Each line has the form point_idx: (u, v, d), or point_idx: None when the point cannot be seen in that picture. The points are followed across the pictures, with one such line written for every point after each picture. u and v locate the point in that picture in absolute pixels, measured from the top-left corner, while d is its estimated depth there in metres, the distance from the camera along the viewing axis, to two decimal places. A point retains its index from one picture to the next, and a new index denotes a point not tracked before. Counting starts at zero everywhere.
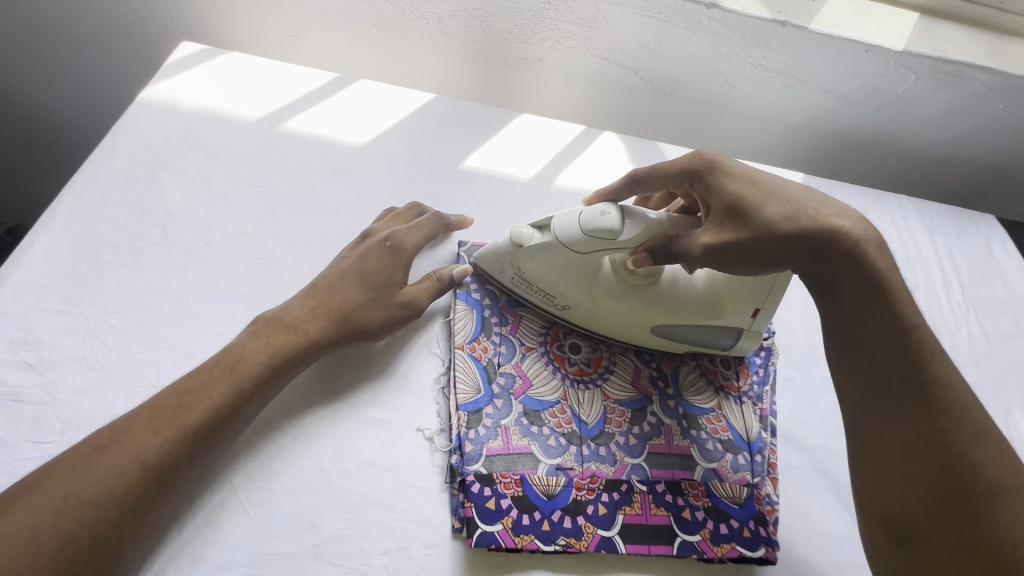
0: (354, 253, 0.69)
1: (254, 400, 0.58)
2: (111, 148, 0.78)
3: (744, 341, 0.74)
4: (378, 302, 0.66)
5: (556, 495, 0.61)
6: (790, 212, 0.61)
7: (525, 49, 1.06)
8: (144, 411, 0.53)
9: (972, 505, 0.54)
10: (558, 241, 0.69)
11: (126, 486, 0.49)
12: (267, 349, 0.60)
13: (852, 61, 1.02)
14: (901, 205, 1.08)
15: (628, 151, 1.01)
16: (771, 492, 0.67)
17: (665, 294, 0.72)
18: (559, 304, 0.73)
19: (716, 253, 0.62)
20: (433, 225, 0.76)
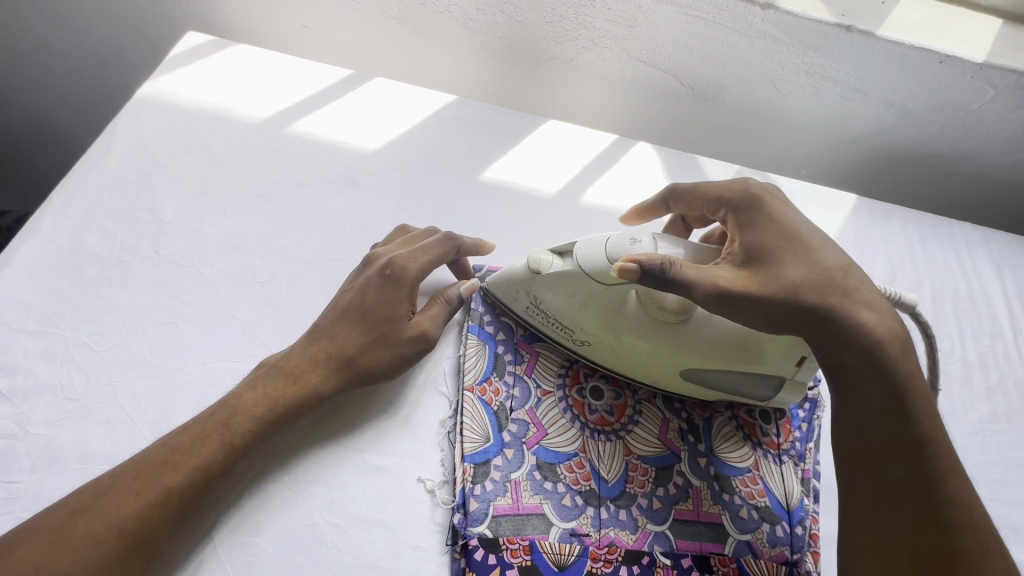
0: (356, 285, 0.63)
1: (246, 459, 0.53)
2: (105, 150, 0.73)
3: (785, 393, 0.66)
4: (383, 343, 0.60)
5: (569, 566, 0.55)
6: (822, 284, 0.55)
7: (555, 48, 0.97)
8: (127, 471, 0.49)
9: None
10: (581, 271, 0.61)
11: (105, 559, 0.45)
12: (262, 400, 0.55)
13: (922, 72, 0.91)
14: (965, 234, 0.97)
15: (664, 164, 0.92)
16: (812, 571, 0.59)
17: (699, 335, 0.63)
18: (578, 339, 0.66)
19: (727, 296, 0.55)
20: (441, 249, 0.66)
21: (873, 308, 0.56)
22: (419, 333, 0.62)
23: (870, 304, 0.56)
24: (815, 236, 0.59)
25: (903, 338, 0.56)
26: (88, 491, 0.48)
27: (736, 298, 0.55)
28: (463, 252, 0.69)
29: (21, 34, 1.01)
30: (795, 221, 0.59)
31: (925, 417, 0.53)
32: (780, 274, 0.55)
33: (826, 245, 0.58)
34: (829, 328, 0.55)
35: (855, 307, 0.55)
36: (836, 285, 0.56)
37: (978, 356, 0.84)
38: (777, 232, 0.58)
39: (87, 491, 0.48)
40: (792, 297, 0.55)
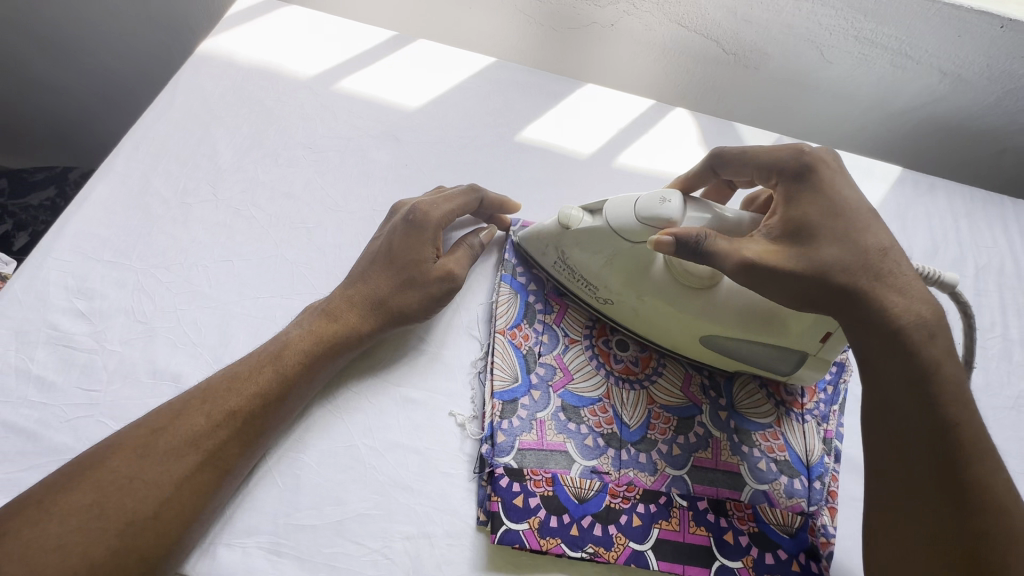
0: (383, 233, 0.68)
1: (296, 390, 0.58)
2: (169, 101, 0.78)
3: (807, 369, 0.65)
4: (410, 285, 0.64)
5: (588, 499, 0.58)
6: (854, 266, 0.54)
7: (596, 12, 0.97)
8: (194, 397, 0.54)
9: None
10: (608, 227, 0.63)
11: (185, 470, 0.50)
12: (306, 337, 0.59)
13: (981, 38, 0.87)
14: (1016, 211, 0.94)
15: (700, 128, 0.92)
16: (828, 524, 0.59)
17: (723, 300, 0.63)
18: (601, 298, 0.68)
19: (754, 269, 0.55)
20: (463, 192, 0.71)
21: (908, 291, 0.54)
22: (446, 274, 0.65)
23: (902, 288, 0.54)
24: (860, 214, 0.56)
25: (931, 324, 0.53)
26: (165, 412, 0.53)
27: (765, 273, 0.55)
28: (488, 206, 0.74)
29: None
30: (841, 198, 0.57)
31: (950, 399, 0.51)
32: (813, 253, 0.54)
33: (867, 226, 0.56)
34: (852, 311, 0.54)
35: (886, 291, 0.54)
36: (868, 268, 0.54)
37: (1021, 333, 0.81)
38: (820, 211, 0.56)
39: (164, 411, 0.53)
40: (819, 275, 0.54)
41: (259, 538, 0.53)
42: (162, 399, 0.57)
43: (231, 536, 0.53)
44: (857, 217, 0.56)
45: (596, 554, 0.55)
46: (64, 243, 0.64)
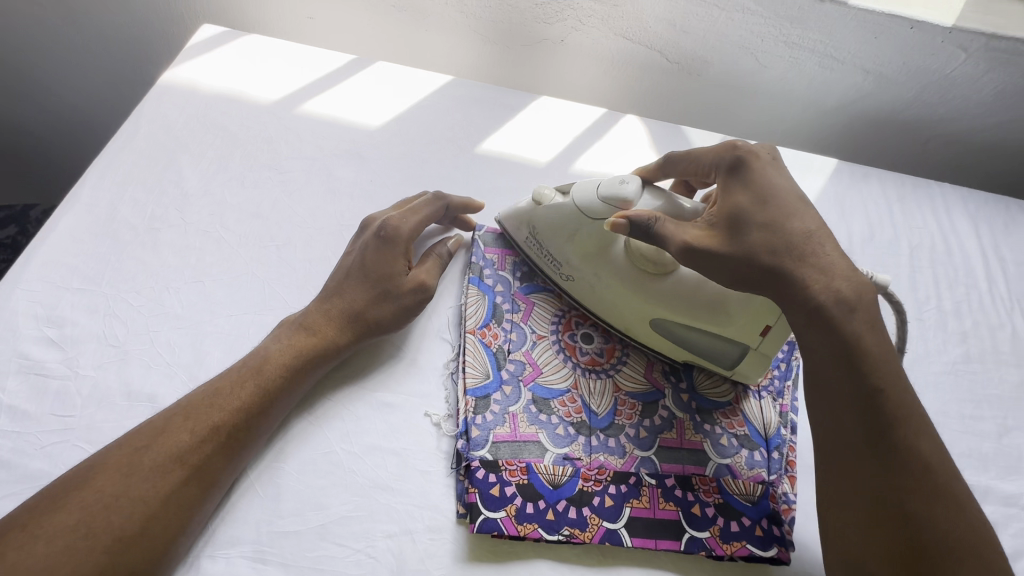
0: (356, 249, 0.70)
1: (278, 402, 0.59)
2: (133, 131, 0.80)
3: (746, 366, 0.68)
4: (385, 297, 0.66)
5: (562, 485, 0.60)
6: (779, 247, 0.59)
7: (546, 28, 1.03)
8: (176, 414, 0.55)
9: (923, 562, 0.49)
10: (574, 205, 0.70)
11: (171, 485, 0.51)
12: (288, 350, 0.61)
13: (895, 39, 0.95)
14: (943, 193, 1.02)
15: (650, 135, 0.97)
16: (788, 491, 0.63)
17: (677, 291, 0.67)
18: (563, 274, 0.73)
19: (694, 252, 0.61)
20: (427, 202, 0.74)
21: (830, 270, 0.59)
22: (419, 284, 0.68)
23: (825, 267, 0.59)
24: (784, 202, 0.62)
25: (855, 298, 0.58)
26: (146, 430, 0.53)
27: (702, 255, 0.60)
28: (453, 210, 0.77)
29: (50, 33, 1.09)
30: (771, 186, 0.63)
31: (874, 363, 0.56)
32: (742, 238, 0.60)
33: (794, 213, 0.62)
34: (778, 287, 0.60)
35: (804, 271, 0.59)
36: (791, 248, 0.60)
37: (953, 305, 0.88)
38: (751, 199, 0.62)
39: (146, 430, 0.53)
40: (747, 257, 0.60)
41: (242, 548, 0.54)
42: (140, 420, 0.58)
43: (214, 548, 0.54)
44: (784, 204, 0.62)
45: (572, 535, 0.58)
46: (33, 273, 0.65)
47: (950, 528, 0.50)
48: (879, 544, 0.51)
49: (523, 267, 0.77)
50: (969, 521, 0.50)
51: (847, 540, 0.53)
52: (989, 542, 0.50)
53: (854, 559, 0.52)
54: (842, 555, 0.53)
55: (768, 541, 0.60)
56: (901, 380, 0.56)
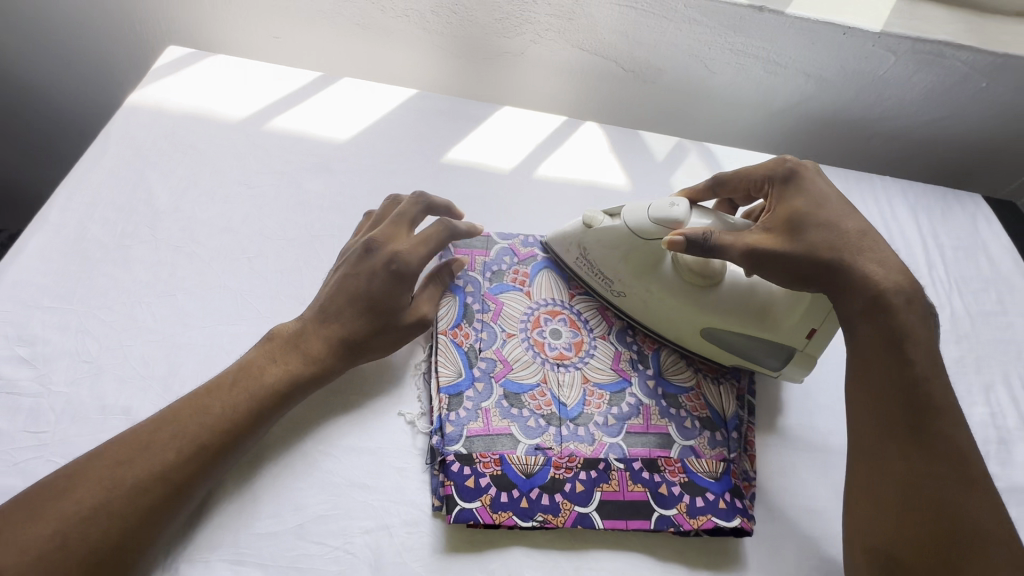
0: (360, 271, 0.67)
1: (268, 421, 0.60)
2: (101, 151, 0.81)
3: (794, 366, 0.73)
4: (386, 331, 0.66)
5: (534, 473, 0.63)
6: (837, 245, 0.65)
7: (506, 42, 1.07)
8: (157, 425, 0.55)
9: (950, 546, 0.54)
10: (625, 228, 0.72)
11: (149, 501, 0.52)
12: (283, 374, 0.61)
13: (830, 44, 1.02)
14: (884, 185, 1.09)
15: (610, 140, 1.02)
16: (748, 469, 0.68)
17: (724, 300, 0.71)
18: (616, 291, 0.76)
19: (759, 256, 0.65)
20: (434, 231, 0.71)
21: (884, 264, 0.64)
22: (419, 318, 0.69)
23: (880, 261, 0.64)
24: (837, 207, 0.68)
25: (908, 292, 0.63)
26: (129, 441, 0.54)
27: (767, 258, 0.65)
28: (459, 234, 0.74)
29: (11, 58, 1.09)
30: (823, 193, 0.68)
31: (919, 360, 0.60)
32: (803, 238, 0.65)
33: (847, 215, 0.67)
34: (838, 282, 0.64)
35: (864, 264, 0.64)
36: (847, 245, 0.65)
37: None
38: (807, 203, 0.67)
39: (129, 441, 0.54)
40: (808, 253, 0.64)
41: (221, 552, 0.56)
42: (115, 433, 0.59)
43: (192, 552, 0.55)
44: (837, 208, 0.67)
45: (546, 521, 0.60)
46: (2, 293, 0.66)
47: (977, 518, 0.55)
48: (906, 529, 0.56)
49: (493, 269, 0.78)
50: (994, 513, 0.56)
51: (875, 527, 0.57)
52: (1010, 532, 0.55)
53: (881, 543, 0.57)
54: (867, 540, 0.58)
55: (731, 513, 0.63)
56: (943, 379, 0.61)
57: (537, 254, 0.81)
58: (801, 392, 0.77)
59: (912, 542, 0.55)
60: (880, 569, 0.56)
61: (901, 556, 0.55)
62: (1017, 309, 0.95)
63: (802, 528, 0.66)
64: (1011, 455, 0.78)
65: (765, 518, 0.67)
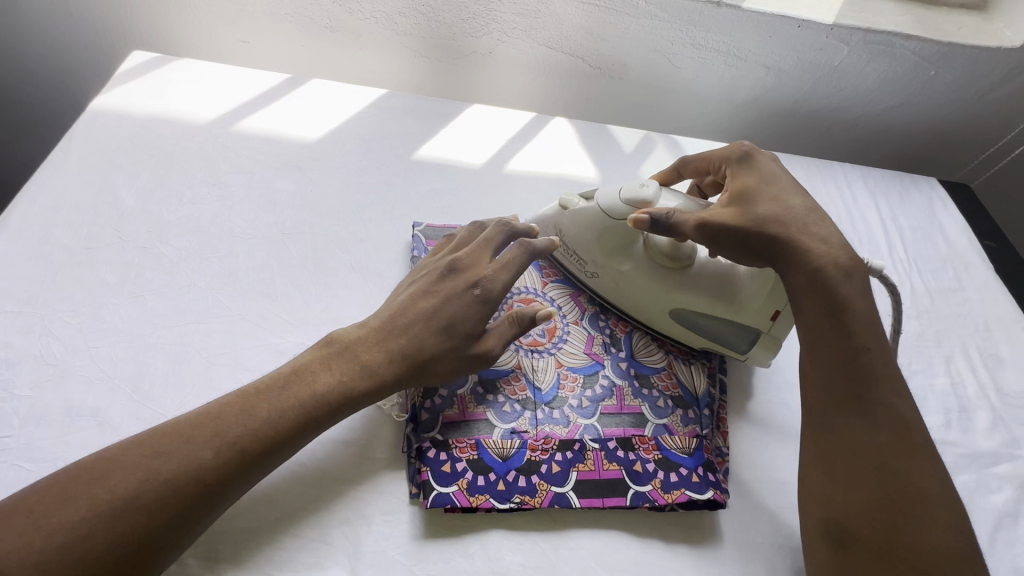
0: (439, 290, 0.64)
1: (314, 429, 0.57)
2: (64, 156, 0.80)
3: (760, 349, 0.74)
4: (452, 356, 0.62)
5: (511, 456, 0.63)
6: (785, 218, 0.67)
7: (474, 42, 1.09)
8: (201, 418, 0.52)
9: (898, 512, 0.56)
10: (599, 209, 0.75)
11: (181, 500, 0.49)
12: (335, 383, 0.58)
13: (786, 37, 1.06)
14: (844, 171, 1.13)
15: (579, 135, 1.04)
16: (721, 445, 0.70)
17: (693, 282, 0.74)
18: (589, 271, 0.78)
19: (712, 230, 0.67)
20: (516, 258, 0.68)
21: (829, 241, 0.66)
22: (485, 352, 0.64)
23: (825, 237, 0.66)
24: (785, 185, 0.70)
25: (850, 265, 0.65)
26: (172, 432, 0.51)
27: (719, 231, 0.67)
28: None
29: None
30: (773, 173, 0.71)
31: (860, 332, 0.62)
32: (753, 211, 0.67)
33: (796, 193, 0.70)
34: (785, 255, 0.66)
35: (809, 239, 0.66)
36: (793, 220, 0.67)
37: None
38: (757, 181, 0.70)
39: (171, 432, 0.51)
40: (758, 226, 0.66)
41: (196, 549, 0.55)
42: (82, 436, 0.58)
43: None
44: (786, 187, 0.70)
45: (523, 502, 0.61)
46: None
47: (922, 483, 0.57)
48: (860, 499, 0.57)
49: None
50: (938, 477, 0.58)
51: (832, 501, 0.59)
52: (954, 496, 0.58)
53: (838, 517, 0.58)
54: (825, 514, 0.59)
55: (706, 486, 0.65)
56: (884, 350, 0.63)
57: None
58: (768, 369, 0.80)
59: (866, 513, 0.57)
60: (834, 540, 0.58)
61: (857, 527, 0.57)
62: (973, 284, 0.99)
63: (774, 500, 0.68)
64: (972, 423, 0.81)
65: (738, 492, 0.68)
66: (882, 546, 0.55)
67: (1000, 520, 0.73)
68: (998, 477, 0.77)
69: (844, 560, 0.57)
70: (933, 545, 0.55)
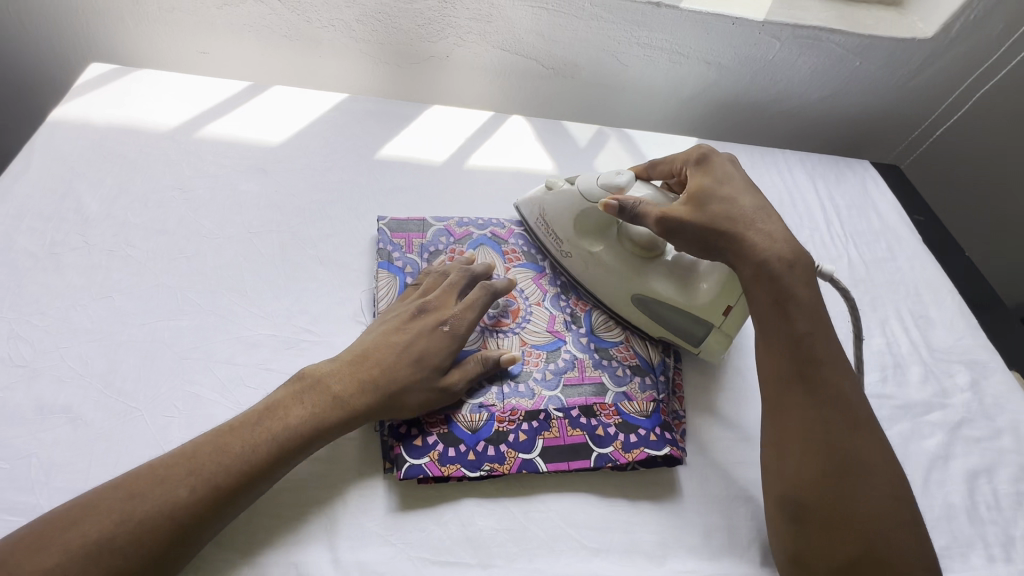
0: (409, 328, 0.68)
1: (285, 466, 0.58)
2: (25, 165, 0.80)
3: (711, 342, 0.77)
4: (420, 387, 0.64)
5: (480, 428, 0.67)
6: (734, 215, 0.71)
7: (431, 47, 1.14)
8: (176, 458, 0.54)
9: (844, 485, 0.60)
10: (578, 192, 0.80)
11: (156, 540, 0.50)
12: (308, 417, 0.60)
13: (722, 34, 1.14)
14: (784, 156, 1.21)
15: (536, 131, 1.09)
16: (679, 409, 0.75)
17: (654, 272, 0.78)
18: (564, 251, 0.83)
19: (668, 223, 0.71)
20: (482, 298, 0.72)
21: (776, 236, 0.70)
22: (450, 385, 0.66)
23: (770, 233, 0.70)
24: (739, 185, 0.74)
25: (793, 258, 0.68)
26: (147, 475, 0.53)
27: (675, 224, 0.71)
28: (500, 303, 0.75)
29: None
30: (730, 173, 0.75)
31: (807, 317, 0.66)
32: (706, 207, 0.71)
33: (749, 193, 0.74)
34: (731, 247, 0.70)
35: (754, 235, 0.70)
36: (742, 218, 0.71)
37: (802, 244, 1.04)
38: (714, 180, 0.74)
39: (147, 475, 0.53)
40: (707, 221, 0.71)
41: None
42: (55, 432, 0.59)
43: None
44: (741, 187, 0.74)
45: (493, 470, 0.64)
46: None
47: (865, 456, 0.62)
48: (812, 475, 0.61)
49: (430, 250, 0.82)
50: (879, 449, 0.63)
51: (786, 479, 0.62)
52: (892, 463, 0.62)
53: (793, 494, 0.61)
54: (781, 491, 0.62)
55: (663, 443, 0.69)
56: (829, 332, 0.66)
57: (471, 233, 0.86)
58: None
59: (816, 487, 0.60)
60: (787, 516, 0.62)
61: (809, 503, 0.60)
62: (904, 255, 1.08)
63: (728, 455, 0.73)
64: (906, 377, 0.88)
65: (695, 450, 0.73)
66: (830, 519, 0.59)
67: (932, 461, 0.80)
68: (931, 424, 0.84)
69: (799, 533, 0.61)
70: (874, 513, 0.59)
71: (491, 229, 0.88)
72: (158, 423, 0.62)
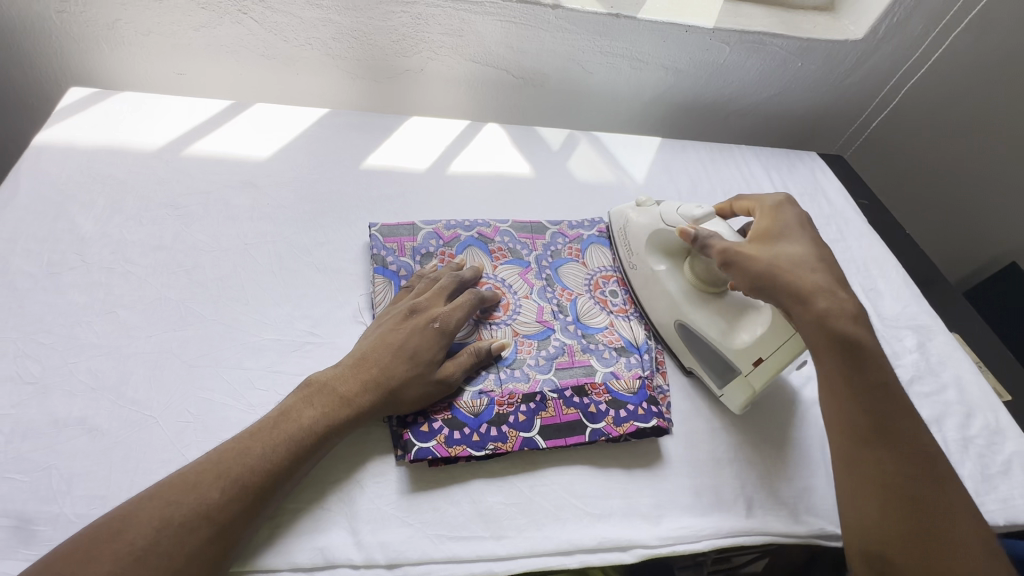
0: (404, 327, 0.72)
1: (305, 463, 0.62)
2: (13, 190, 0.81)
3: (734, 389, 0.78)
4: (421, 380, 0.69)
5: (481, 412, 0.71)
6: (801, 261, 0.74)
7: (406, 61, 1.18)
8: (205, 465, 0.57)
9: (935, 540, 0.61)
10: (663, 213, 0.86)
11: (197, 540, 0.53)
12: (319, 417, 0.63)
13: (677, 40, 1.23)
14: (741, 152, 1.31)
15: (511, 138, 1.15)
16: (662, 384, 0.81)
17: (704, 302, 0.82)
18: (631, 263, 0.89)
19: (731, 256, 0.74)
20: (470, 301, 0.77)
21: (837, 290, 0.72)
22: (445, 377, 0.70)
23: (834, 286, 0.72)
24: (809, 238, 0.78)
25: (853, 312, 0.70)
26: (178, 483, 0.56)
27: (737, 258, 0.74)
28: (485, 303, 0.80)
29: None
30: (804, 226, 0.80)
31: (874, 368, 0.68)
32: (772, 250, 0.75)
33: (820, 247, 0.77)
34: (792, 291, 0.71)
35: (817, 283, 0.72)
36: (806, 266, 0.74)
37: None
38: (786, 230, 0.79)
39: (178, 482, 0.56)
40: (773, 261, 0.74)
41: None
42: (72, 443, 0.61)
43: None
44: (811, 239, 0.78)
45: (497, 448, 0.69)
46: None
47: (951, 510, 0.62)
48: (897, 532, 0.62)
49: (422, 252, 0.87)
50: (962, 500, 0.63)
51: (869, 534, 0.63)
52: (978, 517, 0.63)
53: (877, 549, 0.63)
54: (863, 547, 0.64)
55: (650, 416, 0.75)
56: (896, 383, 0.68)
57: (459, 234, 0.90)
58: None
59: (897, 540, 0.62)
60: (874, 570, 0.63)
61: (895, 558, 0.61)
62: (853, 235, 1.18)
63: (711, 422, 0.80)
64: None
65: (681, 420, 0.79)
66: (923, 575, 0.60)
67: None
68: None
69: None
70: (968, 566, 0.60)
71: (478, 229, 0.92)
72: (174, 428, 0.64)
